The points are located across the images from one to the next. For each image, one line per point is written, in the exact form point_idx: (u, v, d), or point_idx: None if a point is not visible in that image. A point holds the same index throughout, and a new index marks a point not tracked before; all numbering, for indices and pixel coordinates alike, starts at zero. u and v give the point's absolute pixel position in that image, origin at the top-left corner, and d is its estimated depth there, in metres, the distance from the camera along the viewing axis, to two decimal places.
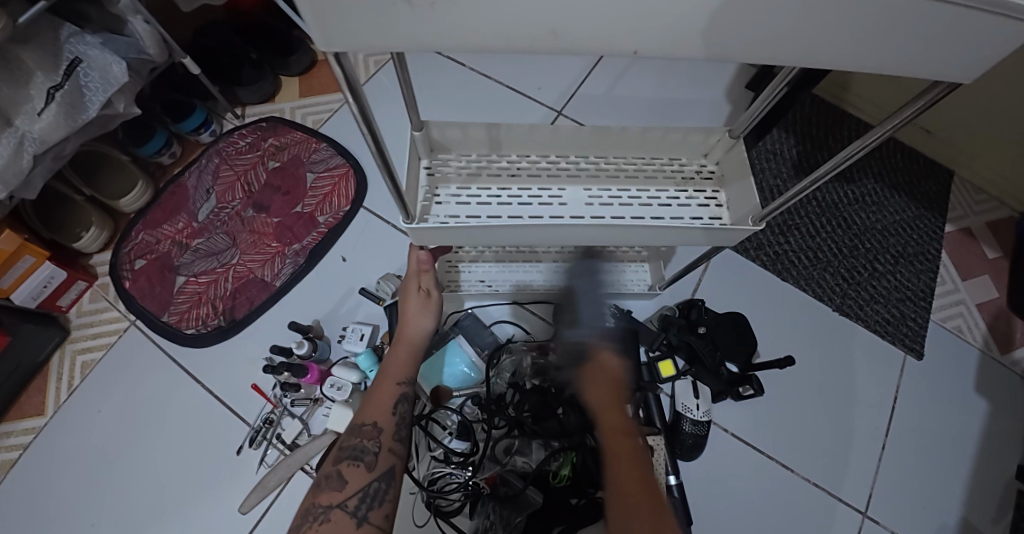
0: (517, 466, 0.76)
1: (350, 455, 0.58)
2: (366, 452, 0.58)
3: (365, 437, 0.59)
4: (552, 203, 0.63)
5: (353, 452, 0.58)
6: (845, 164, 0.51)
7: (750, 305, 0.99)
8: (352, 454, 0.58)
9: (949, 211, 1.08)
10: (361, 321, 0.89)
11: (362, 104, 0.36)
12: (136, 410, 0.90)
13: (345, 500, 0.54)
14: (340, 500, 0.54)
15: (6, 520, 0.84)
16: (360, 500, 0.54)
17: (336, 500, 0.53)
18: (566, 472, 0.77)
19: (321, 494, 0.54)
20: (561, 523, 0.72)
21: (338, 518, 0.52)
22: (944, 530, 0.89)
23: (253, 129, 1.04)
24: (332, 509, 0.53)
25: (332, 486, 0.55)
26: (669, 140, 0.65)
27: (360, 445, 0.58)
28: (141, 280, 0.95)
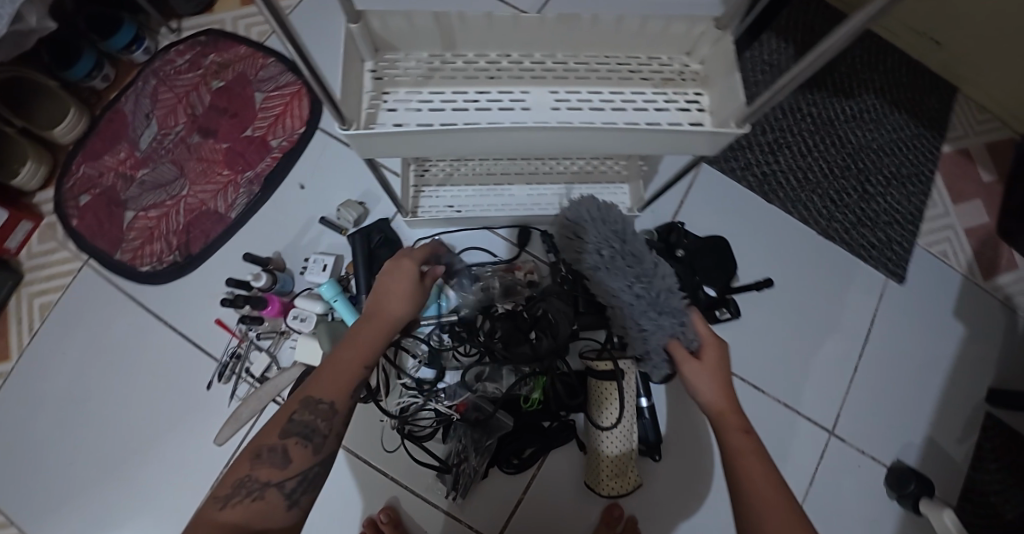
0: (488, 392, 0.76)
1: (298, 432, 0.49)
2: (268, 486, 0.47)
3: (321, 416, 0.50)
4: (514, 107, 0.59)
5: (301, 430, 0.49)
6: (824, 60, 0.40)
7: (733, 229, 0.95)
8: (297, 432, 0.49)
9: (948, 131, 1.02)
10: (324, 252, 0.84)
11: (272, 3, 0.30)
12: (100, 351, 0.86)
13: (284, 480, 0.48)
14: (278, 478, 0.48)
15: None
16: (297, 481, 0.49)
17: (274, 478, 0.47)
18: (537, 397, 0.77)
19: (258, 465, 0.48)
20: (533, 443, 0.78)
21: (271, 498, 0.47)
22: (909, 448, 0.91)
23: (191, 44, 0.94)
24: (268, 487, 0.47)
25: (273, 463, 0.48)
26: (646, 34, 0.60)
27: (310, 422, 0.50)
28: (89, 217, 0.89)
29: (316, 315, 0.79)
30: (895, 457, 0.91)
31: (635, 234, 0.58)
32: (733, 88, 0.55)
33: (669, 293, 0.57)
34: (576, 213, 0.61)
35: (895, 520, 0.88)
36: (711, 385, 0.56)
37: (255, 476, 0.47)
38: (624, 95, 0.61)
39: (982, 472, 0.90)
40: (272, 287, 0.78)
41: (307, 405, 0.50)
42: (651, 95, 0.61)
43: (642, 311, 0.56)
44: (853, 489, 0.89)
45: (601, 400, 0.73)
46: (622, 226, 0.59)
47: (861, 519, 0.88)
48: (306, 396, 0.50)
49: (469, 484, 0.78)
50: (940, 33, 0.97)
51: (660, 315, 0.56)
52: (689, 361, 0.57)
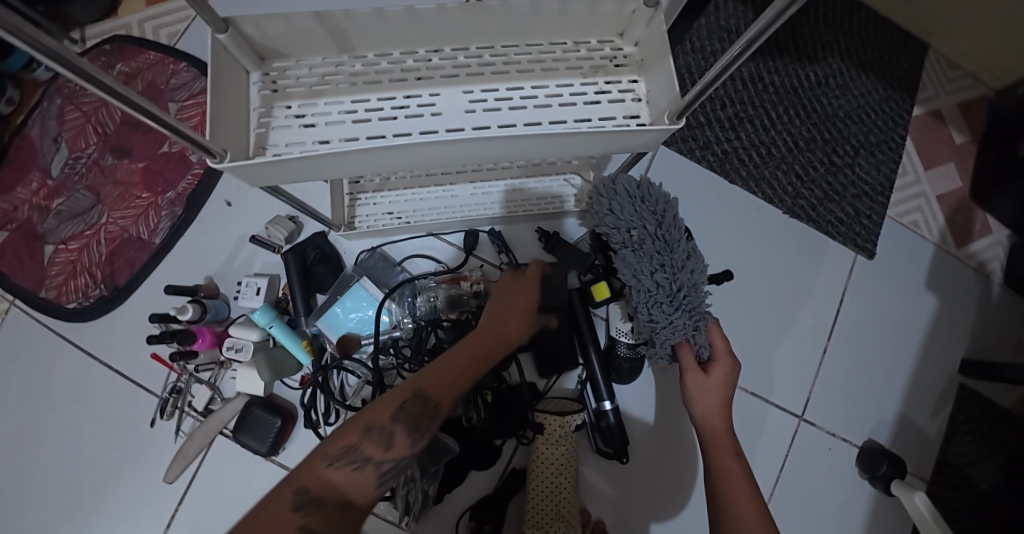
0: None
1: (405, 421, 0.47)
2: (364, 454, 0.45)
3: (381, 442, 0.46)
4: (423, 113, 0.53)
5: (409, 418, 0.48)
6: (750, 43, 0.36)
7: (693, 212, 0.90)
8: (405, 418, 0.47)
9: (919, 92, 0.97)
10: (257, 273, 0.79)
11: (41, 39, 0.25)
12: (38, 395, 0.82)
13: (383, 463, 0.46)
14: (381, 457, 0.46)
15: None
16: (391, 467, 0.47)
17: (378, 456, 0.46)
18: (481, 415, 0.73)
19: (366, 438, 0.46)
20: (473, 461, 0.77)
21: (366, 472, 0.45)
22: (881, 427, 0.90)
23: (95, 55, 0.86)
24: (369, 463, 0.45)
25: (378, 440, 0.46)
26: (568, 20, 0.54)
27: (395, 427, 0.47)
28: (8, 255, 0.83)
29: (254, 343, 0.74)
30: (867, 437, 0.89)
31: (671, 216, 0.60)
32: (668, 77, 0.50)
33: (691, 289, 0.61)
34: (603, 193, 0.62)
35: (867, 500, 0.87)
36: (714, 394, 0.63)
37: (361, 449, 0.45)
38: (548, 89, 0.55)
39: (957, 445, 0.88)
40: (201, 318, 0.73)
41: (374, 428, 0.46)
42: (579, 87, 0.56)
43: (661, 301, 0.60)
44: (826, 473, 0.87)
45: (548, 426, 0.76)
46: (662, 209, 0.60)
47: (833, 501, 0.87)
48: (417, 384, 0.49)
49: (420, 509, 0.74)
50: None
51: (676, 311, 0.61)
52: (695, 370, 0.63)
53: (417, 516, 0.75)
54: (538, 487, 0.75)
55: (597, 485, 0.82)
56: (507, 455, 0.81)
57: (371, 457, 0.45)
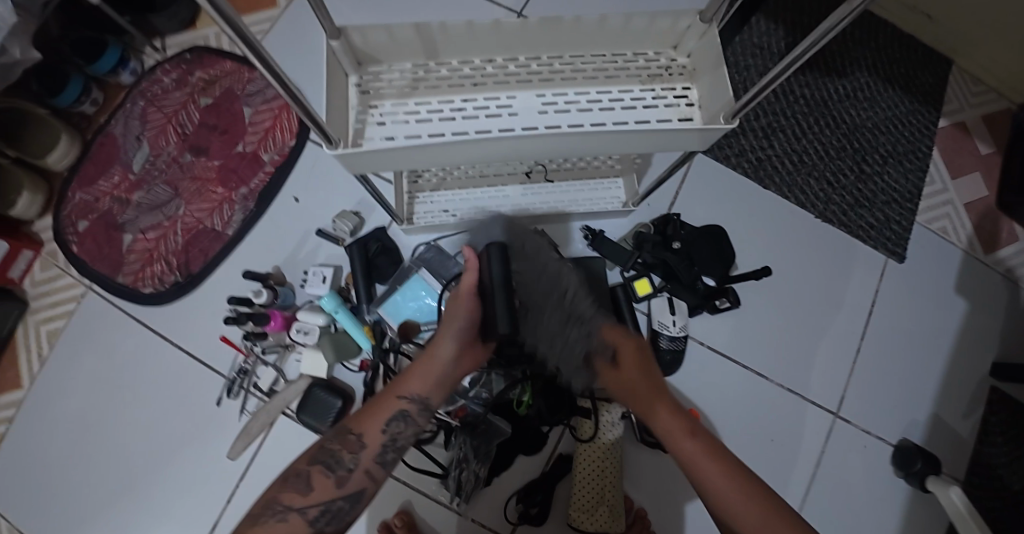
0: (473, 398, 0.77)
1: (323, 461, 0.57)
2: (339, 465, 0.57)
3: (347, 447, 0.58)
4: (501, 114, 0.60)
5: (327, 459, 0.57)
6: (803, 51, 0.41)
7: (729, 216, 0.95)
8: (324, 459, 0.57)
9: (945, 105, 1.01)
10: (322, 264, 0.85)
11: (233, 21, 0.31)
12: (112, 374, 0.87)
13: (307, 507, 0.55)
14: (301, 504, 0.55)
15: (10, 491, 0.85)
16: (320, 511, 0.55)
17: (297, 504, 0.55)
18: (526, 400, 0.75)
19: (285, 490, 0.56)
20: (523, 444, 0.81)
21: (295, 521, 0.54)
22: (914, 426, 0.92)
23: (176, 62, 0.93)
24: (291, 511, 0.54)
25: (297, 488, 0.55)
26: (629, 31, 0.60)
27: (336, 453, 0.57)
28: (89, 242, 0.89)
29: (320, 327, 0.79)
30: (901, 435, 0.91)
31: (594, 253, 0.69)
32: (721, 83, 0.56)
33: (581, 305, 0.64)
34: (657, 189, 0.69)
35: (902, 497, 0.89)
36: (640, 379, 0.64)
37: (281, 499, 0.55)
38: (611, 94, 0.62)
39: (990, 446, 0.90)
40: (273, 302, 0.78)
41: (340, 435, 0.59)
42: (638, 92, 0.62)
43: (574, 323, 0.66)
44: (860, 469, 0.89)
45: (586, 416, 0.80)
46: None
47: (868, 498, 0.89)
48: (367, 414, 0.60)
49: (472, 489, 0.78)
50: (930, 5, 0.96)
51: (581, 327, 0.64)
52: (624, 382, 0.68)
53: (468, 497, 0.79)
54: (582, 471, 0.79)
55: (640, 475, 0.85)
56: (554, 441, 0.84)
57: (291, 505, 0.55)
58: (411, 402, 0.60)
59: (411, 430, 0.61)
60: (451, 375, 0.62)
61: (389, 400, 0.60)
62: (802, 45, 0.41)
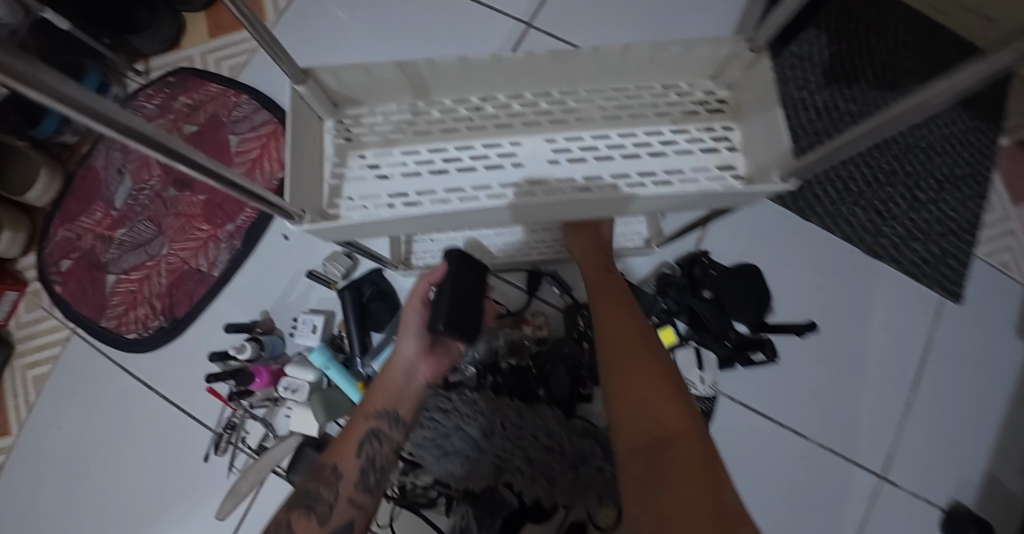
0: None
1: (302, 502, 0.48)
2: (320, 502, 0.48)
3: (325, 483, 0.50)
4: (503, 164, 0.52)
5: (306, 499, 0.49)
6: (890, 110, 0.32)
7: (760, 251, 0.86)
8: (304, 501, 0.49)
9: (1007, 122, 0.90)
10: (313, 310, 0.78)
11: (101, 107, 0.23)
12: (98, 424, 0.82)
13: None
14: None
15: None
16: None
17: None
18: None
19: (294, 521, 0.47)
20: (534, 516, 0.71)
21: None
22: (966, 486, 0.83)
23: (159, 86, 0.87)
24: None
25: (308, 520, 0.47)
26: (661, 62, 0.51)
27: (315, 491, 0.49)
28: (72, 283, 0.83)
29: (310, 384, 0.73)
30: (952, 496, 0.82)
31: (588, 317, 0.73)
32: (775, 128, 0.46)
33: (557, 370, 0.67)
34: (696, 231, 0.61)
35: None
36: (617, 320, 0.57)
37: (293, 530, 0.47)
38: (636, 137, 0.53)
39: None
40: (258, 357, 0.72)
41: (316, 473, 0.51)
42: (669, 134, 0.53)
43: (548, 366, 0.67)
44: None
45: None
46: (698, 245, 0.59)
47: None
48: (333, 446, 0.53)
49: None
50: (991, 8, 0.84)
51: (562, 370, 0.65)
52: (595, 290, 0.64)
53: None
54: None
55: None
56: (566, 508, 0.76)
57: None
58: (380, 420, 0.54)
59: (388, 449, 0.54)
60: (417, 383, 0.57)
61: (359, 422, 0.54)
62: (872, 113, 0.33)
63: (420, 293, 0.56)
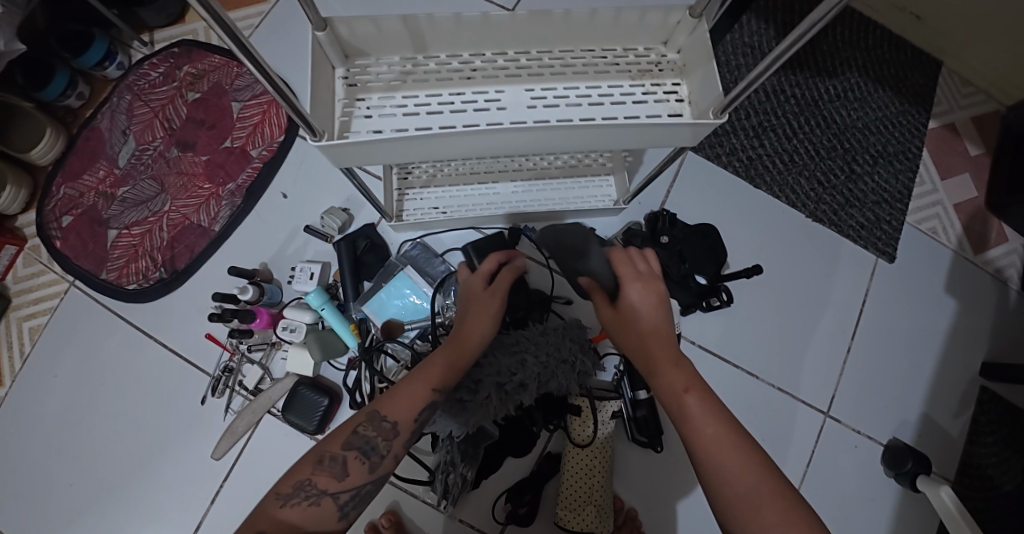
0: None
1: (358, 446, 0.52)
2: (372, 451, 0.52)
3: (382, 434, 0.53)
4: (489, 107, 0.60)
5: (361, 445, 0.52)
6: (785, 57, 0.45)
7: (718, 214, 0.95)
8: (358, 445, 0.52)
9: (934, 106, 1.01)
10: (310, 260, 0.85)
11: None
12: (94, 373, 0.85)
13: (339, 492, 0.50)
14: (334, 489, 0.50)
15: None
16: (350, 495, 0.51)
17: (331, 488, 0.50)
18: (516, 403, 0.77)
19: (318, 472, 0.50)
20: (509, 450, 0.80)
21: (326, 505, 0.50)
22: (905, 425, 0.92)
23: (164, 56, 0.92)
24: (325, 495, 0.50)
25: (332, 473, 0.50)
26: (620, 26, 0.60)
27: (370, 438, 0.52)
28: (72, 238, 0.87)
29: (306, 325, 0.78)
30: (892, 435, 0.91)
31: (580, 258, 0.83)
32: (710, 78, 0.56)
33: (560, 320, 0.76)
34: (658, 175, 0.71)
35: (893, 497, 0.89)
36: (718, 438, 0.48)
37: (314, 482, 0.50)
38: (600, 89, 0.62)
39: (979, 446, 0.90)
40: (260, 299, 0.78)
41: (373, 420, 0.53)
42: (628, 88, 0.62)
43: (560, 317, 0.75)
44: (852, 471, 0.89)
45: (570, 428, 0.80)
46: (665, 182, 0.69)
47: (858, 499, 0.89)
48: (387, 405, 0.54)
49: (458, 492, 0.78)
50: (920, 8, 0.96)
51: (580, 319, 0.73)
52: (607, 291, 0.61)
53: (454, 500, 0.78)
54: (571, 469, 0.78)
55: (632, 473, 0.84)
56: (542, 440, 0.84)
57: (324, 489, 0.50)
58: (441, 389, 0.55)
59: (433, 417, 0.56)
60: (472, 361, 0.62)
61: (422, 387, 0.54)
62: (784, 44, 0.43)
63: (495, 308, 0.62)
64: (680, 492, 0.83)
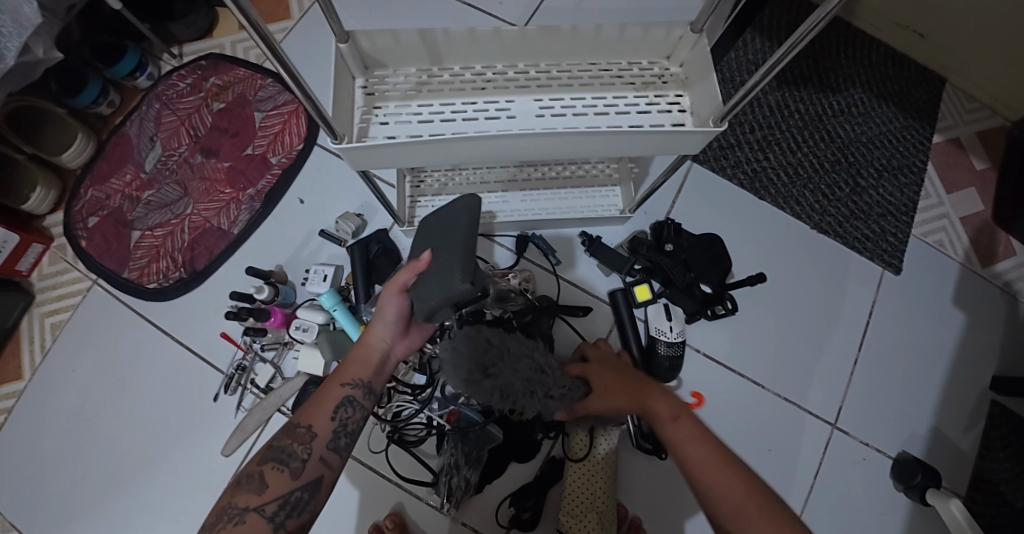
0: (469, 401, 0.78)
1: (275, 457, 0.51)
2: (293, 457, 0.52)
3: (298, 440, 0.53)
4: (500, 116, 0.63)
5: (279, 455, 0.52)
6: (782, 63, 0.46)
7: (721, 224, 0.97)
8: (277, 456, 0.52)
9: (938, 121, 1.03)
10: (324, 263, 0.87)
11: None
12: (112, 368, 0.88)
13: (263, 505, 0.48)
14: (257, 504, 0.48)
15: (9, 482, 0.85)
16: (279, 506, 0.49)
17: (254, 503, 0.48)
18: None
19: (240, 492, 0.49)
20: (513, 453, 0.81)
21: (253, 523, 0.47)
22: (914, 439, 0.91)
23: (192, 68, 0.97)
24: (249, 511, 0.48)
25: (251, 488, 0.49)
26: (626, 40, 0.63)
27: (289, 447, 0.52)
28: (97, 238, 0.91)
29: (319, 325, 0.81)
30: (901, 448, 0.90)
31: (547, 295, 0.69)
32: (712, 88, 0.58)
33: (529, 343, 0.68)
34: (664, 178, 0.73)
35: (902, 512, 0.88)
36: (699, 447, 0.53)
37: (235, 503, 0.49)
38: (606, 99, 0.64)
39: (990, 461, 0.89)
40: (274, 299, 0.81)
41: (288, 430, 0.54)
42: (633, 99, 0.64)
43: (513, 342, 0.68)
44: (860, 484, 0.89)
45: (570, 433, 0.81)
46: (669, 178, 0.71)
47: (867, 513, 0.88)
48: (301, 414, 0.56)
49: (461, 496, 0.79)
50: (922, 25, 0.98)
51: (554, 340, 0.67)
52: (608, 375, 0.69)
53: (457, 503, 0.79)
54: (574, 476, 0.79)
55: (637, 482, 0.84)
56: (545, 446, 0.85)
57: (247, 506, 0.48)
58: (355, 388, 0.58)
59: (360, 415, 0.58)
60: (388, 362, 0.62)
61: (334, 389, 0.57)
62: (779, 54, 0.45)
63: (400, 282, 0.58)
64: (684, 502, 0.83)
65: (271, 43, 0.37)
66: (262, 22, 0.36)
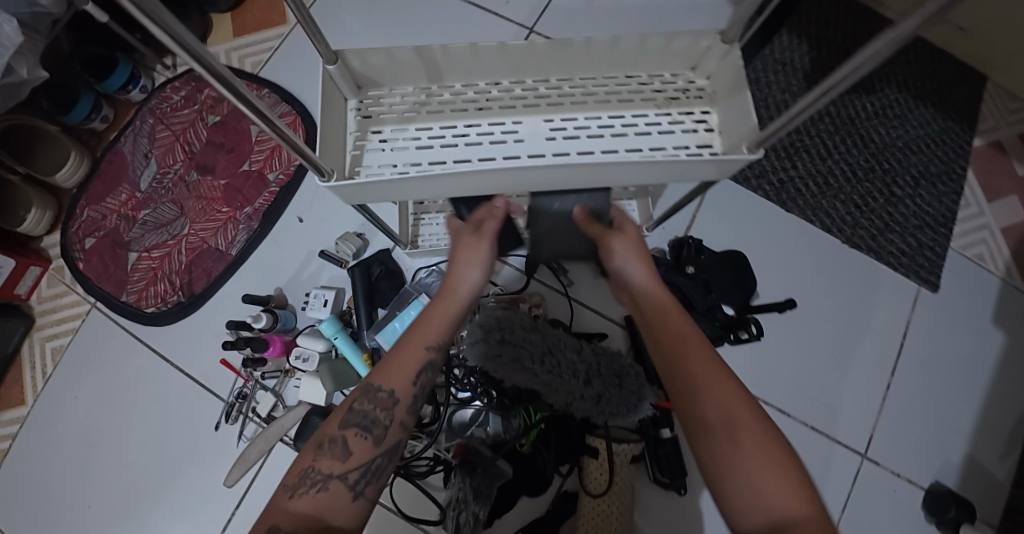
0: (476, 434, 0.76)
1: (358, 422, 0.47)
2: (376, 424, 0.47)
3: (380, 407, 0.48)
4: (507, 140, 0.58)
5: (361, 420, 0.47)
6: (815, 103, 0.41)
7: (741, 238, 0.91)
8: (357, 421, 0.47)
9: (980, 123, 0.95)
10: (325, 286, 0.84)
11: (180, 37, 0.29)
12: (113, 393, 0.86)
13: (347, 473, 0.45)
14: (341, 470, 0.45)
15: (16, 510, 0.84)
16: (361, 473, 0.45)
17: (337, 470, 0.44)
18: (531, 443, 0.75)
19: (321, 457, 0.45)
20: (523, 488, 0.77)
21: (337, 489, 0.44)
22: (948, 468, 0.86)
23: (186, 80, 0.93)
24: (331, 479, 0.44)
25: (335, 454, 0.45)
26: (643, 51, 0.58)
27: (369, 413, 0.47)
28: (94, 260, 0.88)
29: (319, 353, 0.78)
30: (934, 478, 0.85)
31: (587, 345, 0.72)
32: (743, 107, 0.52)
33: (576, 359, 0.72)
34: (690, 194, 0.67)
35: None
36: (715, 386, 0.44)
37: (319, 467, 0.44)
38: (624, 118, 0.59)
39: None
40: (272, 327, 0.78)
41: (368, 393, 0.48)
42: (653, 117, 0.59)
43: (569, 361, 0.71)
44: (891, 515, 0.84)
45: (583, 468, 0.77)
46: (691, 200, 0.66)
47: None
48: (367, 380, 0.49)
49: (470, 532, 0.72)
50: (965, 19, 0.90)
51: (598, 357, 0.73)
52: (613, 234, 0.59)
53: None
54: (587, 514, 0.75)
55: (655, 518, 0.79)
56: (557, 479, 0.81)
57: (330, 473, 0.44)
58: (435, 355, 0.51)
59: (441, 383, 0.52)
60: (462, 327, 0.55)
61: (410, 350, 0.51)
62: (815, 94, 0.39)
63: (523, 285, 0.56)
64: None
65: (224, 76, 0.33)
66: (212, 58, 0.32)
